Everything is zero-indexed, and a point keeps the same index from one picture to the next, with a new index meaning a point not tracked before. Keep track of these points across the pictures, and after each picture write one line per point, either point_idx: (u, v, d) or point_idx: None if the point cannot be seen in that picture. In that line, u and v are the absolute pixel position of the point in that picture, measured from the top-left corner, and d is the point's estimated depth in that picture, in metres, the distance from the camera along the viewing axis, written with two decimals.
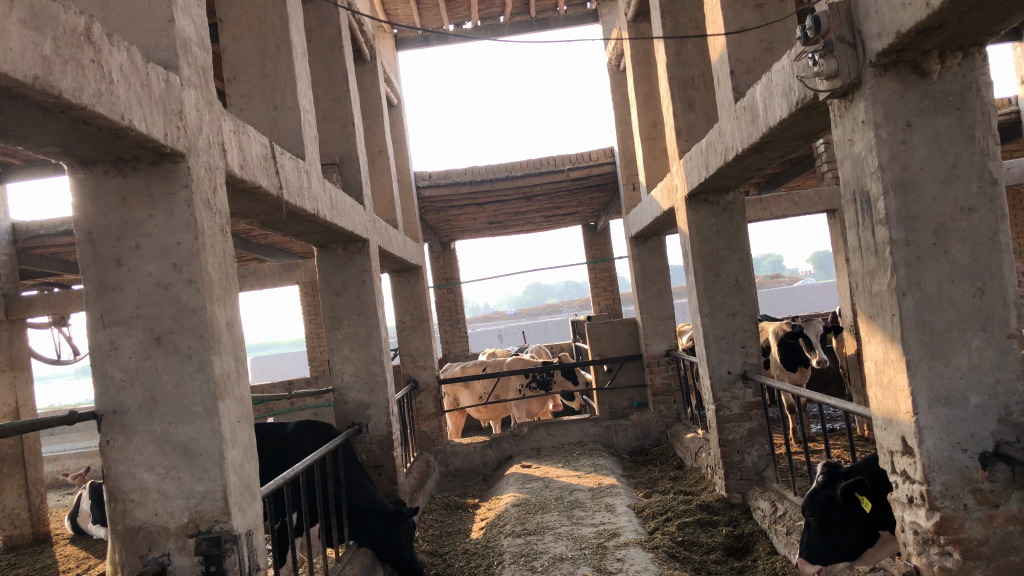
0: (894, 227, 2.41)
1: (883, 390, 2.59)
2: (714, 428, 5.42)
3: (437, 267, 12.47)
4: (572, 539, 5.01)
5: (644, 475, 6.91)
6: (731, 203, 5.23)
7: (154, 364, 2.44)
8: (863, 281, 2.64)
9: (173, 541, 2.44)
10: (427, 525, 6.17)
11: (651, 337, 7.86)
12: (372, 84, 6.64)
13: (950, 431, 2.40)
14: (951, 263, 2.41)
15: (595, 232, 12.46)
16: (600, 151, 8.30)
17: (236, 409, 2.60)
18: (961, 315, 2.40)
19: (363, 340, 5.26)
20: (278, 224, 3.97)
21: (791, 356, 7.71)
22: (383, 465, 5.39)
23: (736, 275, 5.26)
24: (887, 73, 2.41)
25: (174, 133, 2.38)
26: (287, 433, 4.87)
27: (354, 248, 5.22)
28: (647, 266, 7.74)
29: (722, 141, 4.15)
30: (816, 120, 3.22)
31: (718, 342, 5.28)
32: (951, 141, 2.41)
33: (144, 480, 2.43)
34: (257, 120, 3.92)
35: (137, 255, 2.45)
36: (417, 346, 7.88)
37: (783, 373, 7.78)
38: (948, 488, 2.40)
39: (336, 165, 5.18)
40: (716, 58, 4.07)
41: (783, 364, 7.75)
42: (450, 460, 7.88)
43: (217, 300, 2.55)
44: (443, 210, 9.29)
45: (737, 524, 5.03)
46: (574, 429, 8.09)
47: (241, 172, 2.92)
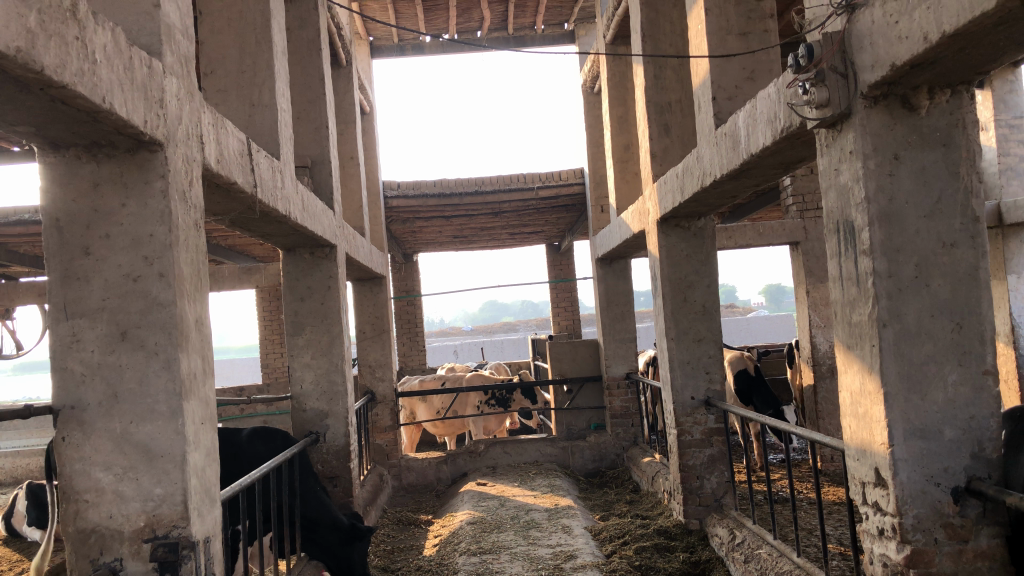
0: (877, 258, 2.42)
1: (857, 420, 2.60)
2: (675, 453, 5.40)
3: (399, 278, 12.37)
4: (529, 559, 4.95)
5: (599, 497, 6.88)
6: (702, 229, 5.27)
7: (118, 359, 2.33)
8: (842, 311, 2.65)
9: (126, 546, 2.33)
10: (377, 541, 6.02)
11: (612, 359, 7.85)
12: (347, 89, 6.59)
13: (924, 463, 2.41)
14: (932, 297, 2.43)
15: (558, 252, 12.50)
16: (570, 171, 8.31)
17: (200, 411, 2.50)
18: (939, 349, 2.42)
19: (325, 347, 5.17)
20: (247, 223, 3.88)
21: (747, 388, 7.78)
22: (338, 477, 5.26)
23: (703, 301, 5.29)
24: (877, 104, 2.43)
25: (154, 120, 2.30)
26: (241, 439, 4.72)
27: (321, 253, 5.13)
28: (611, 288, 7.77)
29: (700, 165, 4.17)
30: (797, 150, 3.25)
31: (683, 367, 5.29)
32: (937, 175, 2.43)
33: (99, 480, 2.32)
34: (232, 115, 3.83)
35: (106, 245, 2.35)
36: (376, 357, 7.76)
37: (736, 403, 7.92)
38: (920, 522, 2.41)
39: (308, 167, 5.09)
40: (698, 83, 4.09)
41: (738, 394, 7.86)
42: (404, 475, 7.77)
43: (187, 296, 2.46)
44: (409, 221, 9.23)
45: (694, 550, 5.02)
46: (530, 448, 8.01)
47: (217, 166, 2.84)
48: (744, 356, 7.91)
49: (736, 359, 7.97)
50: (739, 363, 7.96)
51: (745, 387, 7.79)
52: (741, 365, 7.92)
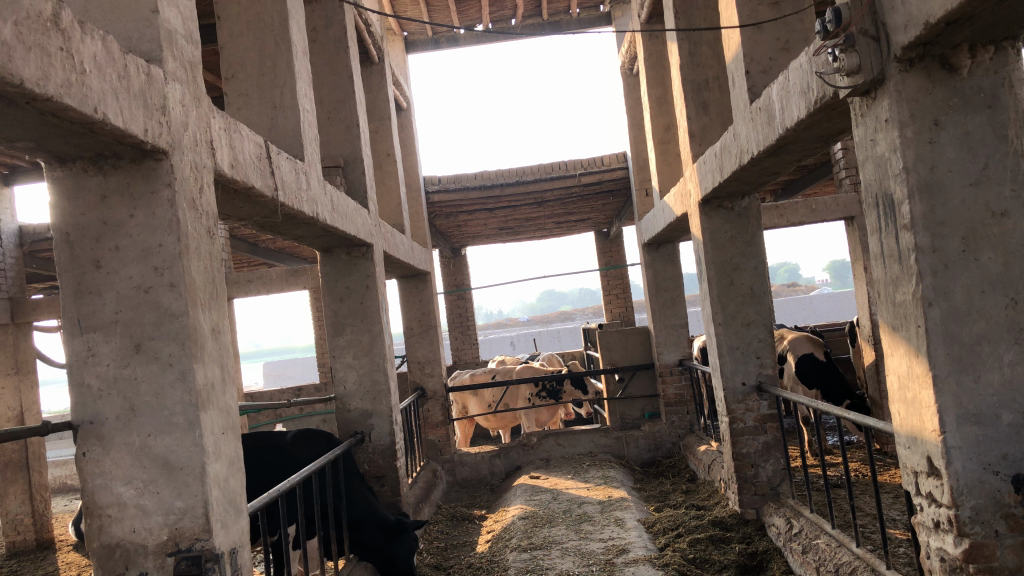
0: (919, 233, 2.25)
1: (906, 406, 2.44)
2: (728, 441, 5.24)
3: (448, 273, 12.36)
4: (580, 554, 4.85)
5: (655, 488, 6.74)
6: (747, 209, 5.08)
7: (133, 373, 2.31)
8: (885, 290, 2.48)
9: (151, 560, 2.31)
10: (431, 538, 5.99)
11: (663, 346, 7.67)
12: (380, 86, 6.56)
13: (980, 451, 2.24)
14: (981, 272, 2.25)
15: (607, 239, 12.34)
16: (613, 155, 8.14)
17: (221, 420, 2.47)
18: (992, 328, 2.24)
19: (366, 347, 5.14)
20: (275, 226, 3.85)
21: (813, 372, 7.48)
22: (385, 476, 5.24)
23: (750, 284, 5.10)
24: (913, 68, 2.25)
25: (156, 129, 2.26)
26: (286, 443, 4.73)
27: (358, 253, 5.10)
28: (658, 274, 7.57)
29: (737, 143, 3.99)
30: (835, 122, 3.07)
31: (732, 352, 5.12)
32: (982, 140, 2.25)
33: (121, 495, 2.31)
34: (255, 120, 3.81)
35: (116, 257, 2.32)
36: (425, 354, 7.73)
37: (797, 386, 7.60)
38: (977, 513, 2.24)
39: (340, 167, 5.06)
40: (731, 57, 3.92)
41: (801, 378, 7.54)
42: (458, 470, 7.75)
43: (201, 305, 2.42)
44: (453, 215, 9.18)
45: (751, 541, 4.87)
46: (584, 439, 7.90)
47: (231, 171, 2.80)
48: (812, 340, 7.62)
49: (802, 341, 7.66)
50: (805, 347, 7.65)
51: (812, 370, 7.48)
52: (808, 348, 7.62)
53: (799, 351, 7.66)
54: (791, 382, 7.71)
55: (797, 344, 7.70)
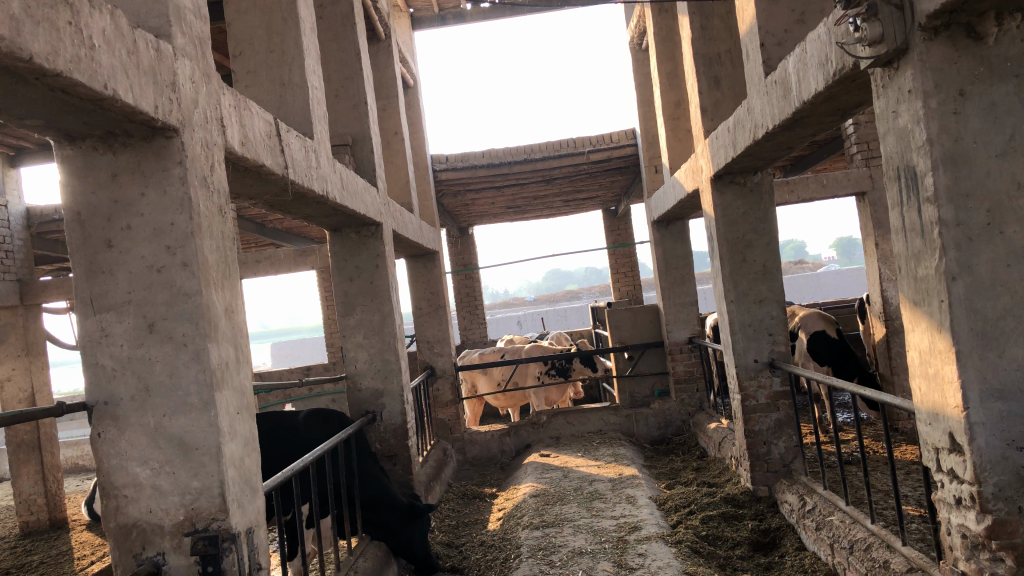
0: (943, 205, 2.21)
1: (928, 382, 2.41)
2: (740, 419, 5.23)
3: (456, 252, 12.33)
4: (592, 532, 4.85)
5: (665, 465, 6.74)
6: (759, 184, 5.02)
7: (148, 352, 2.30)
8: (907, 265, 2.44)
9: (168, 540, 2.31)
10: (442, 516, 6.00)
11: (673, 323, 7.64)
12: (387, 64, 6.50)
13: (1004, 426, 2.21)
14: (1006, 245, 2.21)
15: (615, 217, 12.28)
16: (621, 132, 8.07)
17: (235, 400, 2.45)
18: (1017, 302, 2.21)
19: (376, 327, 5.12)
20: (285, 205, 3.81)
21: (825, 349, 7.46)
22: (397, 455, 5.24)
23: (763, 260, 5.05)
24: (938, 36, 2.20)
25: (167, 106, 2.23)
26: (298, 423, 4.73)
27: (367, 232, 5.06)
28: (668, 251, 7.52)
29: (751, 118, 3.94)
30: (853, 94, 3.02)
31: (744, 330, 5.08)
32: (1009, 110, 2.20)
33: (137, 475, 2.30)
34: (263, 98, 3.76)
35: (128, 237, 2.30)
36: (435, 333, 7.72)
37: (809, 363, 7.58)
38: (1001, 489, 2.22)
39: (348, 146, 5.02)
40: (745, 30, 3.86)
41: (813, 354, 7.52)
42: (468, 449, 7.76)
43: (214, 285, 2.40)
44: (461, 194, 9.13)
45: (763, 518, 4.87)
46: (593, 418, 7.90)
47: (242, 149, 2.77)
48: (826, 319, 7.59)
49: (815, 319, 7.64)
50: (819, 324, 7.62)
51: (824, 347, 7.46)
52: (821, 326, 7.60)
53: (812, 328, 7.64)
54: (803, 358, 7.69)
55: (810, 322, 7.68)
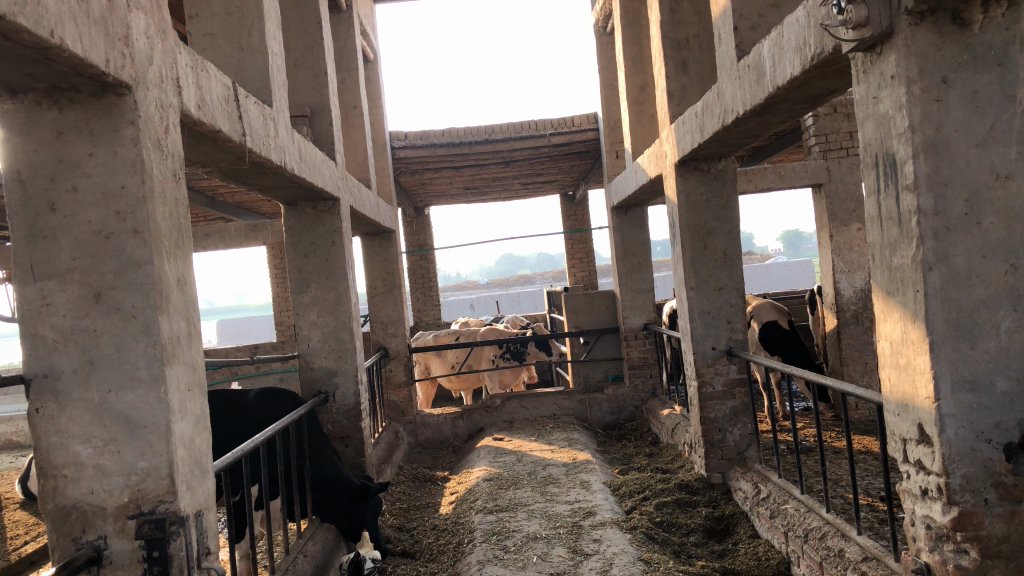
0: (923, 193, 2.18)
1: (898, 372, 2.39)
2: (696, 406, 5.22)
3: (411, 232, 12.17)
4: (547, 517, 4.80)
5: (618, 451, 6.74)
6: (723, 171, 4.99)
7: (93, 323, 2.15)
8: (882, 254, 2.42)
9: (111, 523, 2.18)
10: (393, 499, 5.91)
11: (629, 309, 7.61)
12: (347, 35, 6.32)
13: (973, 418, 2.20)
14: (983, 236, 2.19)
15: (572, 202, 12.24)
16: (583, 116, 8.00)
17: (186, 376, 2.33)
18: (991, 294, 2.19)
19: (331, 305, 4.99)
20: (240, 175, 3.65)
21: (777, 340, 7.53)
22: (349, 437, 5.13)
23: (725, 247, 5.04)
24: (923, 21, 2.16)
25: (118, 60, 2.08)
26: (248, 401, 4.58)
27: (324, 207, 4.92)
28: (627, 237, 7.48)
29: (721, 103, 3.89)
30: (828, 81, 2.99)
31: (704, 317, 5.07)
32: (990, 100, 2.18)
33: (78, 454, 2.16)
34: (220, 61, 3.59)
35: (74, 200, 2.15)
36: (389, 314, 7.56)
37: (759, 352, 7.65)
38: (968, 481, 2.21)
39: (307, 117, 4.86)
40: (719, 13, 3.81)
41: (765, 344, 7.59)
42: (420, 431, 7.66)
43: (166, 254, 2.26)
44: (418, 172, 8.96)
45: (717, 505, 4.89)
46: (547, 402, 7.87)
47: (198, 113, 2.63)
48: (777, 309, 7.64)
49: (766, 308, 7.69)
50: (770, 314, 7.68)
51: (776, 337, 7.53)
52: (772, 316, 7.66)
53: (763, 317, 7.69)
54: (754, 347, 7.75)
55: (761, 311, 7.73)
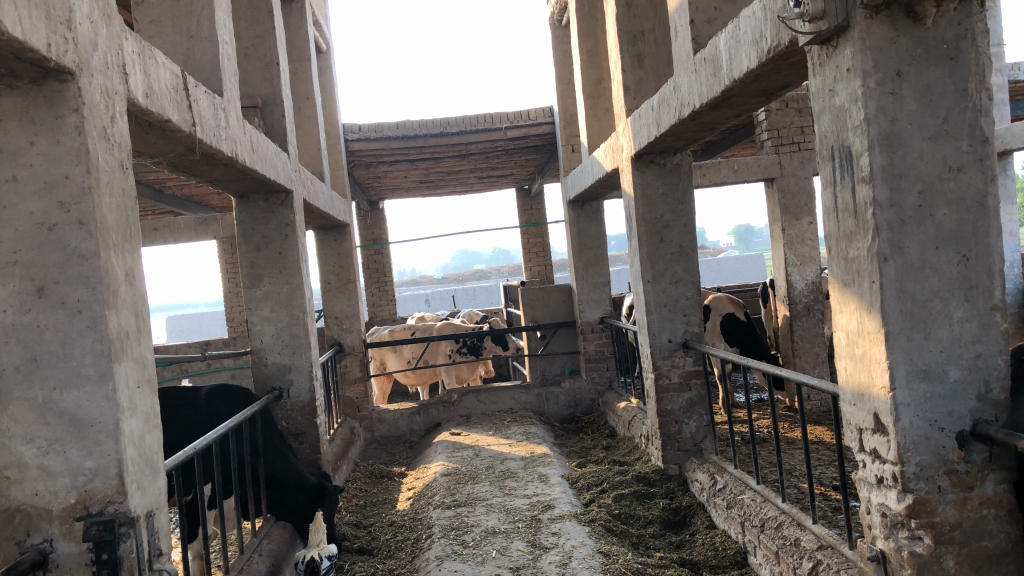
0: (878, 186, 2.21)
1: (854, 362, 2.42)
2: (653, 398, 5.25)
3: (365, 226, 12.05)
4: (505, 511, 4.78)
5: (576, 444, 6.76)
6: (679, 165, 5.02)
7: (36, 319, 2.07)
8: (837, 245, 2.44)
9: (57, 525, 2.10)
10: (349, 496, 5.84)
11: (586, 303, 7.63)
12: (299, 25, 6.21)
13: (927, 407, 2.23)
14: (936, 227, 2.23)
15: (528, 196, 12.24)
16: (539, 110, 7.98)
17: (135, 373, 2.25)
18: (944, 285, 2.23)
19: (285, 300, 4.90)
20: (190, 166, 3.56)
21: (738, 332, 7.62)
22: (304, 434, 5.04)
23: (680, 241, 5.07)
24: (878, 15, 2.18)
25: (60, 45, 2.00)
26: (201, 398, 4.47)
27: (277, 200, 4.83)
28: (583, 231, 7.49)
29: (677, 96, 3.91)
30: (783, 74, 3.01)
31: (660, 309, 5.10)
32: (943, 93, 2.21)
33: (21, 455, 2.08)
34: (168, 49, 3.49)
35: (15, 190, 2.06)
36: (343, 309, 7.47)
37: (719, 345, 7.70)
38: (922, 470, 2.25)
39: (258, 108, 4.76)
40: (675, 7, 3.82)
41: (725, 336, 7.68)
42: (376, 427, 7.59)
43: (113, 246, 2.19)
44: (373, 166, 8.87)
45: (674, 496, 4.93)
46: (504, 396, 7.85)
47: (146, 101, 2.54)
48: (734, 301, 7.73)
49: (724, 301, 7.76)
50: (726, 306, 7.77)
51: (738, 330, 7.61)
52: (730, 308, 7.74)
53: (720, 309, 7.76)
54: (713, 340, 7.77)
55: (719, 303, 7.79)
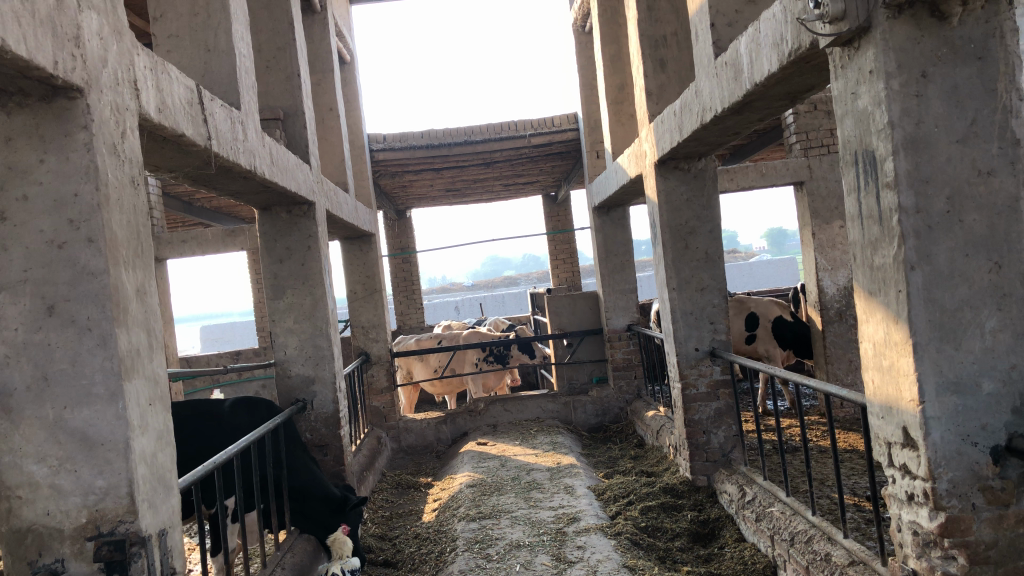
0: (903, 191, 2.13)
1: (881, 375, 2.33)
2: (680, 408, 5.16)
3: (393, 235, 12.08)
4: (530, 523, 4.72)
5: (603, 454, 6.68)
6: (704, 171, 4.94)
7: (46, 337, 2.06)
8: (863, 254, 2.36)
9: (68, 545, 2.09)
10: (375, 507, 5.82)
11: (613, 311, 7.55)
12: (322, 37, 6.22)
13: (959, 421, 2.14)
14: (966, 233, 2.14)
15: (555, 203, 12.19)
16: (564, 116, 7.93)
17: (147, 390, 2.24)
18: (975, 293, 2.14)
19: (308, 311, 4.90)
20: (209, 180, 3.56)
21: (792, 334, 7.66)
22: (328, 446, 5.03)
23: (706, 247, 4.98)
24: (902, 14, 2.10)
25: (68, 62, 1.99)
26: (224, 412, 4.47)
27: (299, 211, 4.83)
28: (609, 238, 7.42)
29: (699, 100, 3.84)
30: (806, 77, 2.94)
31: (686, 317, 5.02)
32: (971, 94, 2.13)
33: (32, 474, 2.07)
34: (185, 64, 3.50)
35: (25, 208, 2.06)
36: (369, 318, 7.47)
37: (775, 350, 7.69)
38: (955, 486, 2.16)
39: (280, 120, 4.76)
40: (696, 11, 3.76)
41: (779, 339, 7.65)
42: (403, 437, 7.56)
43: (124, 263, 2.18)
44: (398, 175, 8.88)
45: (702, 508, 4.84)
46: (531, 405, 7.79)
47: (159, 116, 2.54)
48: (781, 303, 7.70)
49: (772, 304, 7.70)
50: (773, 309, 7.70)
51: (793, 332, 7.65)
52: (777, 310, 7.71)
53: (769, 314, 7.69)
54: (766, 346, 7.72)
55: (766, 308, 7.70)
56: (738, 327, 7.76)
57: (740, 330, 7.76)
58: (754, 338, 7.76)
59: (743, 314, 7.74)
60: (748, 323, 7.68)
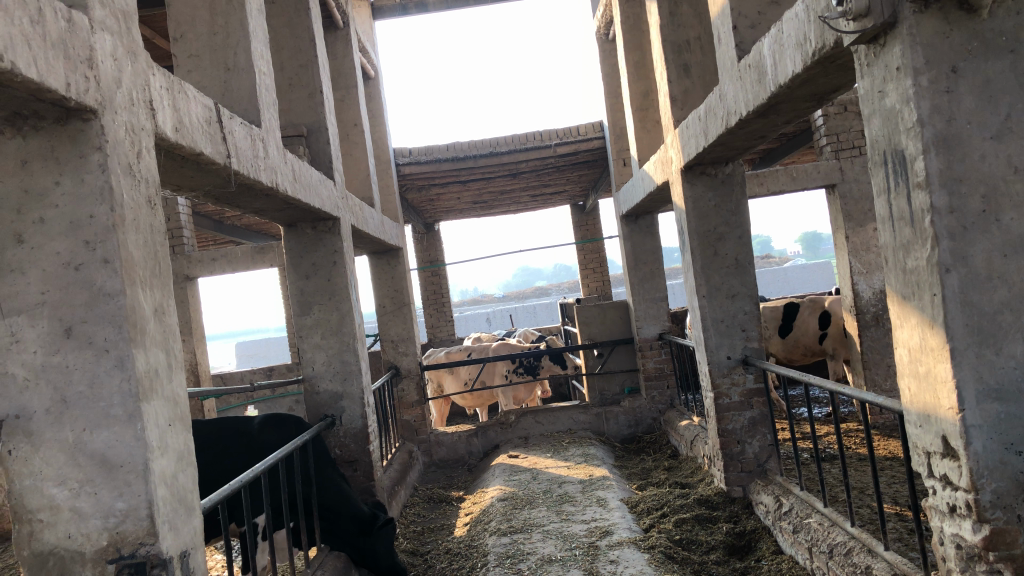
0: (935, 191, 2.05)
1: (918, 382, 2.25)
2: (713, 417, 5.07)
3: (421, 248, 12.11)
4: (562, 537, 4.65)
5: (636, 465, 6.58)
6: (731, 175, 4.86)
7: (64, 360, 2.06)
8: (895, 257, 2.28)
9: (90, 569, 2.07)
10: (406, 523, 5.79)
11: (643, 319, 7.46)
12: (344, 53, 6.24)
13: (1001, 429, 2.05)
14: (1003, 234, 2.05)
15: (583, 212, 12.13)
16: (589, 125, 7.87)
17: (167, 411, 2.22)
18: (1014, 295, 2.05)
19: (334, 327, 4.89)
20: (231, 197, 3.57)
21: None
22: (357, 461, 5.00)
23: (735, 254, 4.90)
24: (928, 9, 2.03)
25: (81, 84, 1.99)
26: (253, 429, 4.47)
27: (324, 227, 4.83)
28: (637, 246, 7.34)
29: (723, 104, 3.77)
30: (831, 77, 2.86)
31: (717, 326, 4.93)
32: (1005, 88, 2.05)
33: (53, 497, 2.06)
34: (205, 83, 3.51)
35: (41, 230, 2.06)
36: (399, 332, 7.47)
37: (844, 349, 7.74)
38: (999, 497, 2.06)
39: (303, 136, 4.77)
40: (717, 14, 3.70)
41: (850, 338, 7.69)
42: (434, 450, 7.54)
43: (140, 284, 2.17)
44: (425, 188, 8.89)
45: (738, 520, 4.73)
46: (563, 416, 7.71)
47: (176, 136, 2.54)
48: None
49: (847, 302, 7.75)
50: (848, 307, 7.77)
51: None
52: None
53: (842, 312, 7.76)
54: (835, 344, 7.79)
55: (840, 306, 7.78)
56: (812, 325, 7.86)
57: (813, 328, 7.85)
58: (825, 337, 7.82)
59: (818, 312, 7.85)
60: (821, 321, 7.77)
